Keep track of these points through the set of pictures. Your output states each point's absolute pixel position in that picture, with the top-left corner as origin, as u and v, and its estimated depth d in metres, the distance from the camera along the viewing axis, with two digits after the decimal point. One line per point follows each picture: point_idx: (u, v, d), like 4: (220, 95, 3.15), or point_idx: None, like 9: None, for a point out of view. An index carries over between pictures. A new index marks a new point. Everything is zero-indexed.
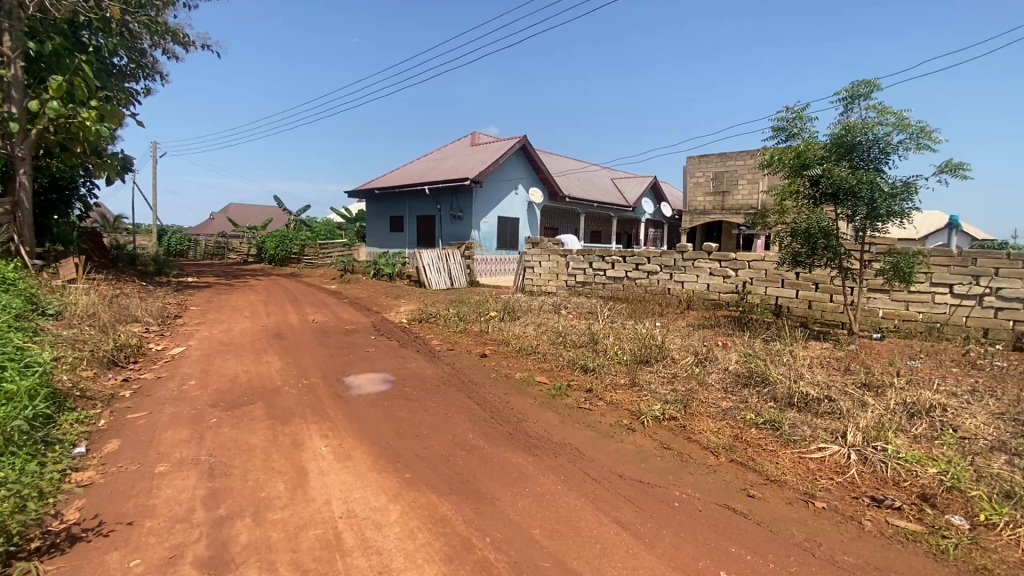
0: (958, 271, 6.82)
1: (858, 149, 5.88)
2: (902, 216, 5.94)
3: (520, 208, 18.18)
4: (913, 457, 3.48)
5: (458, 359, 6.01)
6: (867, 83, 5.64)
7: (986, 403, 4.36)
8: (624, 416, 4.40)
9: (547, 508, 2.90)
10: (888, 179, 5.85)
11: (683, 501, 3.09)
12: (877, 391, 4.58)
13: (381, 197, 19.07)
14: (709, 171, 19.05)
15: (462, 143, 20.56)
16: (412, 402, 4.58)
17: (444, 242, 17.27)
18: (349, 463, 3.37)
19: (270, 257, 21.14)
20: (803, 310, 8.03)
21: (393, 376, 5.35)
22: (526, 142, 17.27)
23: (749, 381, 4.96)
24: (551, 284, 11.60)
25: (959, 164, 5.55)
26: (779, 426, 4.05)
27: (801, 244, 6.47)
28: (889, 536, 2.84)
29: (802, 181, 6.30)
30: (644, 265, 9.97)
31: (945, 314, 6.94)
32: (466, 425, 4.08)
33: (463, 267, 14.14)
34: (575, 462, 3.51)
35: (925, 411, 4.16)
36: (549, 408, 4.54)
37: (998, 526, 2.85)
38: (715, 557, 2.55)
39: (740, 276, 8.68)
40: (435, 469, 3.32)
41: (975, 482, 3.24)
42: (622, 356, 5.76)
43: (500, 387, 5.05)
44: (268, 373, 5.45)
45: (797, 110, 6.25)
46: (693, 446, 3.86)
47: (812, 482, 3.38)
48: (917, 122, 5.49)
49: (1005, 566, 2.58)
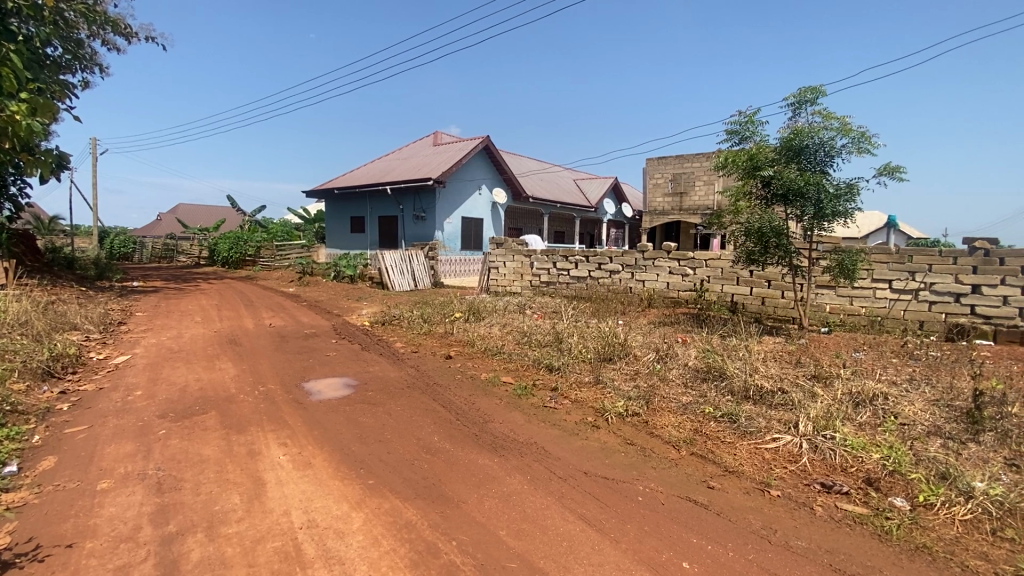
0: (897, 267, 7.25)
1: (805, 152, 6.16)
2: (845, 216, 6.27)
3: (484, 209, 18.15)
4: (858, 443, 3.68)
5: (422, 362, 5.94)
6: (813, 90, 5.92)
7: (923, 391, 4.65)
8: (588, 414, 4.46)
9: (514, 508, 2.90)
10: (833, 181, 6.16)
11: (647, 495, 3.15)
12: (826, 382, 4.82)
13: (341, 197, 18.62)
14: (668, 172, 19.56)
15: (424, 142, 20.30)
16: (375, 407, 4.48)
17: (407, 242, 17.00)
18: (309, 472, 3.27)
19: (223, 259, 20.32)
20: (757, 306, 8.37)
21: (355, 381, 5.22)
22: (488, 142, 17.26)
23: (707, 375, 5.13)
24: (516, 284, 11.63)
25: (897, 167, 5.90)
26: (736, 418, 4.20)
27: (754, 244, 6.72)
28: (838, 519, 2.99)
29: (754, 182, 6.55)
30: (606, 265, 10.13)
31: (885, 308, 7.38)
32: (431, 428, 4.03)
33: (426, 267, 14.02)
34: (540, 462, 3.51)
35: (868, 400, 4.40)
36: (515, 408, 4.54)
37: (936, 506, 3.05)
38: (677, 549, 2.61)
39: (697, 275, 8.96)
40: (399, 474, 3.26)
41: (915, 465, 3.44)
42: (586, 355, 5.82)
43: (465, 389, 5.03)
44: (222, 381, 5.21)
45: (749, 114, 6.51)
46: (655, 441, 3.94)
47: (767, 471, 3.52)
48: (859, 127, 5.80)
49: (942, 543, 2.76)
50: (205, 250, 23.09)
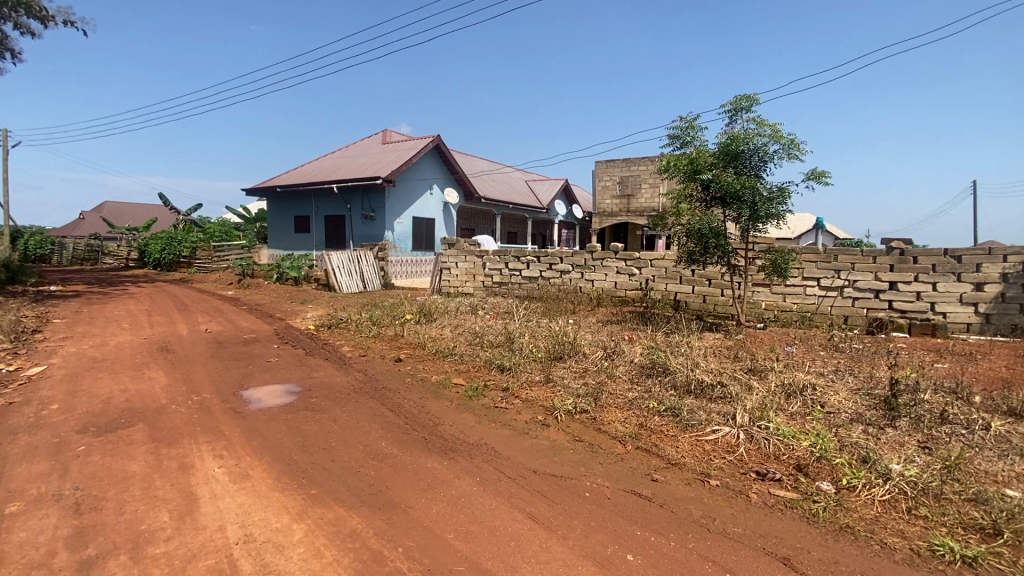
0: (824, 266, 7.76)
1: (741, 157, 6.49)
2: (778, 218, 6.65)
3: (435, 209, 17.96)
4: (789, 432, 3.91)
5: (370, 365, 5.80)
6: (748, 98, 6.24)
7: (846, 381, 5.01)
8: (538, 412, 4.50)
9: (462, 511, 2.88)
10: (766, 185, 6.52)
11: (594, 490, 3.22)
12: (761, 375, 5.09)
13: (285, 196, 17.88)
14: (616, 175, 20.08)
15: (373, 141, 19.82)
16: (319, 414, 4.33)
17: (355, 242, 16.54)
18: (247, 484, 3.11)
19: (154, 261, 19.03)
20: (699, 304, 8.72)
21: (298, 387, 5.03)
22: (439, 142, 17.11)
23: (652, 371, 5.30)
24: (467, 285, 11.58)
25: (822, 173, 6.32)
26: (678, 412, 4.36)
27: (695, 244, 6.99)
28: (771, 505, 3.17)
29: (694, 186, 6.82)
30: (557, 265, 10.27)
31: (814, 304, 7.89)
32: (378, 433, 3.93)
33: (375, 268, 13.72)
34: (490, 462, 3.51)
35: (799, 391, 4.68)
36: (465, 410, 4.51)
37: (857, 488, 3.29)
38: (622, 542, 2.67)
39: (643, 274, 9.25)
40: (344, 482, 3.17)
41: (839, 450, 3.69)
42: (536, 354, 5.87)
43: (415, 392, 4.95)
44: (151, 391, 4.88)
45: (689, 120, 6.78)
46: (603, 437, 4.03)
47: (707, 462, 3.68)
48: (789, 134, 6.17)
49: (862, 522, 2.98)
50: (134, 251, 21.54)
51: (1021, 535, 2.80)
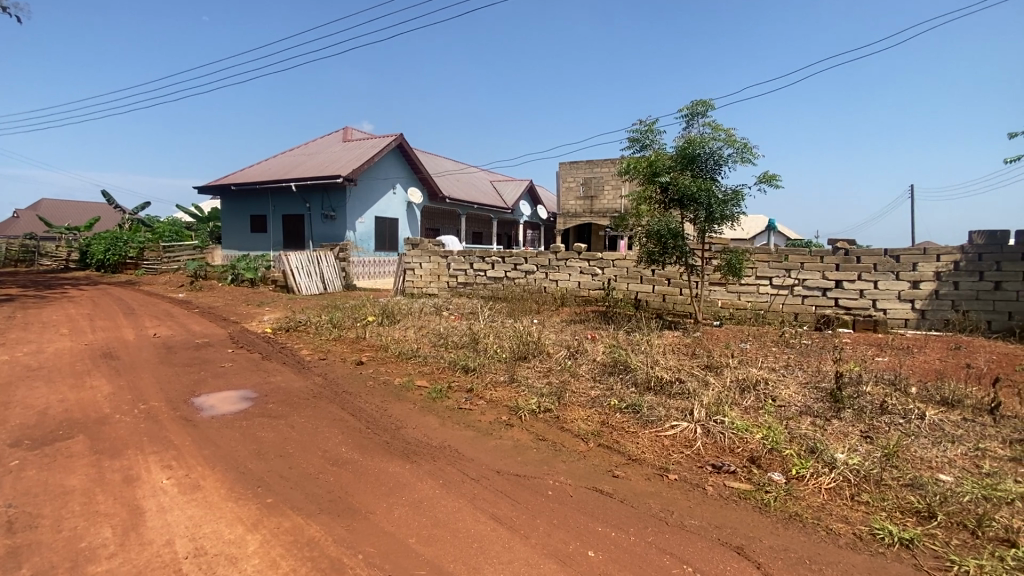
0: (776, 265, 8.11)
1: (698, 160, 6.70)
2: (732, 219, 6.90)
3: (399, 209, 17.72)
4: (743, 425, 4.07)
5: (330, 369, 5.67)
6: (703, 103, 6.45)
7: (796, 375, 5.25)
8: (502, 413, 4.51)
9: (424, 514, 2.85)
10: (721, 187, 6.76)
11: (556, 488, 3.25)
12: (717, 371, 5.27)
13: (240, 194, 17.24)
14: (579, 177, 20.34)
15: (334, 139, 19.36)
16: (276, 420, 4.20)
17: (315, 243, 16.11)
18: (197, 495, 2.98)
19: (97, 262, 17.97)
20: (659, 303, 8.94)
21: (254, 393, 4.86)
22: (402, 140, 16.89)
23: (614, 369, 5.41)
24: (431, 285, 11.48)
25: (773, 176, 6.61)
26: (639, 409, 4.46)
27: (654, 244, 7.17)
28: (725, 496, 3.29)
29: (653, 188, 7.00)
30: (522, 266, 10.32)
31: (767, 302, 8.22)
32: (338, 439, 3.85)
33: (336, 269, 13.41)
34: (453, 464, 3.50)
35: (752, 386, 4.87)
36: (428, 412, 4.47)
37: (805, 477, 3.46)
38: (584, 539, 2.71)
39: (606, 274, 9.41)
40: (301, 489, 3.08)
41: (789, 442, 3.86)
42: (501, 355, 5.88)
43: (377, 395, 4.87)
44: (93, 400, 4.61)
45: (648, 123, 6.95)
46: (565, 436, 4.08)
47: (666, 457, 3.78)
48: (742, 138, 6.41)
49: (809, 510, 3.14)
50: (74, 252, 20.27)
51: (952, 516, 3.00)
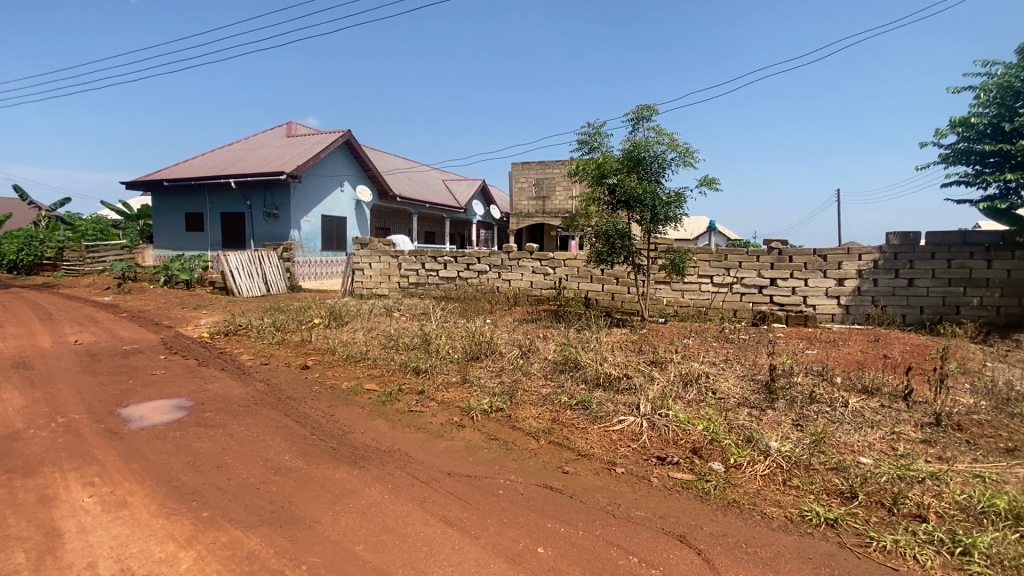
0: (716, 265, 8.50)
1: (644, 163, 6.93)
2: (675, 220, 7.18)
3: (347, 207, 17.24)
4: (686, 418, 4.24)
5: (274, 374, 5.44)
6: (648, 108, 6.67)
7: (735, 368, 5.54)
8: (454, 414, 4.49)
9: (372, 521, 2.79)
10: (665, 190, 7.02)
11: (507, 487, 3.27)
12: (662, 366, 5.47)
13: (174, 190, 16.23)
14: (531, 177, 20.51)
15: (277, 133, 18.57)
16: (214, 429, 3.99)
17: (257, 242, 15.41)
18: (124, 513, 2.79)
19: (8, 263, 16.37)
20: (608, 301, 9.17)
21: (189, 402, 4.59)
22: (350, 137, 16.45)
23: (566, 367, 5.50)
24: (382, 286, 11.24)
25: (712, 180, 6.92)
26: (588, 405, 4.56)
27: (602, 245, 7.34)
28: (669, 487, 3.42)
29: (602, 190, 7.17)
30: (474, 265, 10.30)
31: (708, 299, 8.61)
32: (281, 446, 3.70)
33: (280, 270, 12.88)
34: (403, 468, 3.45)
35: (695, 379, 5.09)
36: (378, 416, 4.38)
37: (742, 466, 3.65)
38: (534, 536, 2.74)
39: (557, 273, 9.55)
40: (241, 501, 2.95)
41: (728, 432, 4.06)
42: (453, 355, 5.85)
43: (323, 400, 4.71)
44: (2, 414, 4.20)
45: (596, 126, 7.11)
46: (517, 434, 4.10)
47: (614, 451, 3.88)
48: (684, 143, 6.68)
49: (746, 496, 3.32)
50: None
51: (871, 496, 3.25)
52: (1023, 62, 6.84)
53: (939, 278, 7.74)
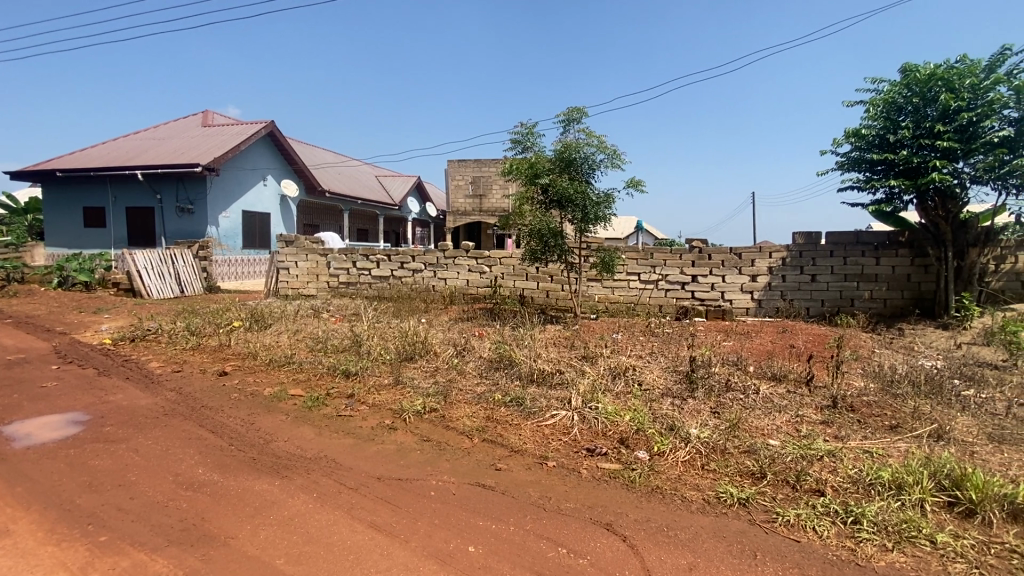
0: (643, 263, 8.90)
1: (575, 164, 7.11)
2: (605, 220, 7.43)
3: (271, 203, 16.34)
4: (614, 410, 4.41)
5: (188, 382, 5.07)
6: (578, 110, 6.85)
7: (660, 361, 5.83)
8: (386, 416, 4.39)
9: (295, 532, 2.68)
10: (595, 190, 7.25)
11: (439, 488, 3.24)
12: (593, 361, 5.65)
13: (69, 182, 14.63)
14: (468, 175, 20.40)
15: (191, 122, 17.24)
16: (116, 445, 3.65)
17: (169, 239, 14.24)
18: (4, 543, 2.49)
19: None
20: (542, 298, 9.34)
21: (87, 415, 4.17)
22: (273, 128, 15.59)
23: (500, 364, 5.54)
24: (310, 286, 10.76)
25: (638, 181, 7.23)
26: (522, 401, 4.63)
27: (536, 243, 7.45)
28: (598, 477, 3.54)
29: (535, 189, 7.29)
30: (408, 264, 10.12)
31: (637, 296, 9.00)
32: (194, 459, 3.46)
33: (195, 269, 12.00)
34: (329, 475, 3.33)
35: (623, 372, 5.31)
36: (303, 423, 4.19)
37: (665, 453, 3.85)
38: (465, 535, 2.75)
39: (493, 271, 9.59)
40: (147, 521, 2.72)
41: (653, 422, 4.27)
42: (385, 356, 5.72)
43: (243, 408, 4.44)
44: None
45: (529, 126, 7.21)
46: (450, 434, 4.08)
47: (546, 445, 3.97)
48: (612, 145, 6.92)
49: (668, 482, 3.50)
50: None
51: (778, 474, 3.54)
52: (905, 82, 7.64)
53: (837, 274, 8.56)
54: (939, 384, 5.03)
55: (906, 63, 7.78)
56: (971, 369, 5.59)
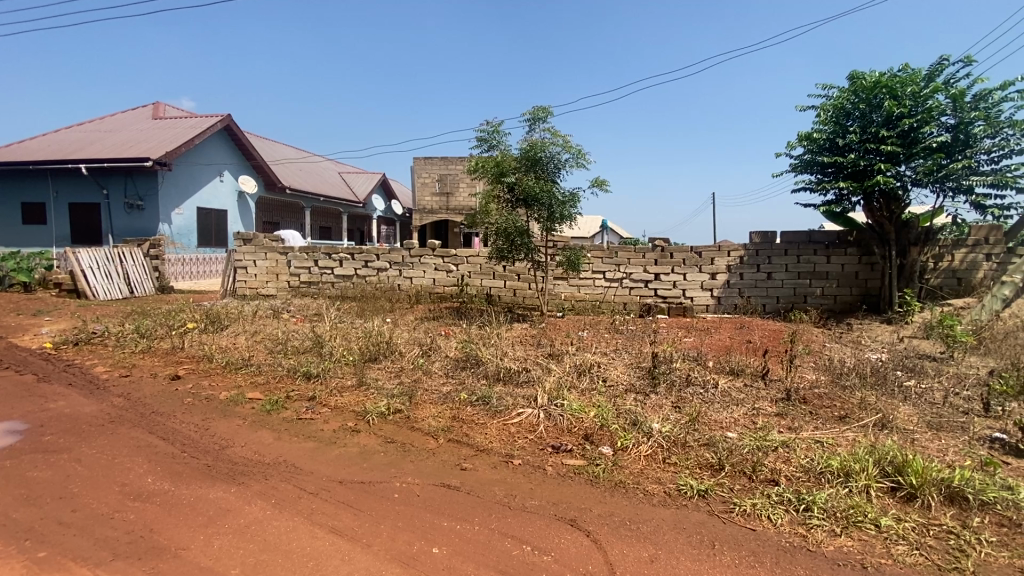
0: (608, 261, 9.04)
1: (541, 163, 7.15)
2: (570, 219, 7.51)
3: (228, 199, 15.76)
4: (579, 407, 4.46)
5: (137, 387, 4.83)
6: (544, 110, 6.88)
7: (624, 357, 5.94)
8: (348, 419, 4.30)
9: (251, 540, 2.60)
10: (561, 189, 7.31)
11: (403, 491, 3.21)
12: (558, 358, 5.70)
13: (4, 175, 13.69)
14: (434, 173, 20.21)
15: (141, 114, 16.42)
16: (56, 455, 3.44)
17: (117, 237, 13.54)
18: None
19: None
20: (509, 297, 9.37)
21: (24, 425, 3.91)
22: (230, 121, 15.03)
23: (466, 363, 5.52)
24: (270, 285, 10.43)
25: (603, 181, 7.33)
26: (488, 400, 4.62)
27: (503, 242, 7.45)
28: (563, 474, 3.58)
29: (501, 188, 7.29)
30: (373, 263, 9.95)
31: (602, 294, 9.13)
32: (144, 468, 3.30)
33: (146, 268, 11.45)
34: (288, 480, 3.24)
35: (588, 369, 5.39)
36: (261, 427, 4.06)
37: (628, 448, 3.92)
38: (429, 537, 2.72)
39: (460, 270, 9.54)
40: (91, 534, 2.58)
41: (617, 417, 4.34)
42: (349, 357, 5.60)
43: (197, 413, 4.27)
44: None
45: (495, 125, 7.20)
46: (415, 435, 4.04)
47: (512, 444, 3.98)
48: (577, 145, 6.99)
49: (631, 476, 3.57)
50: None
51: (735, 466, 3.66)
52: (853, 89, 8.02)
53: (791, 272, 8.92)
54: (883, 376, 5.32)
55: (854, 71, 8.16)
56: (912, 361, 5.92)
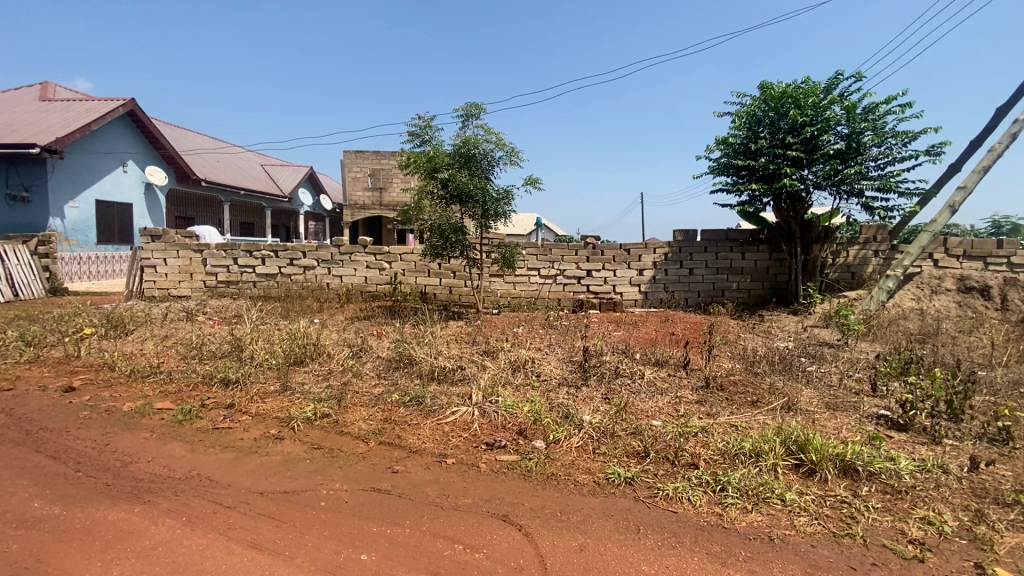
0: (542, 258, 9.20)
1: (474, 160, 7.14)
2: (505, 217, 7.56)
3: (133, 191, 14.41)
4: (513, 403, 4.52)
5: (22, 402, 4.31)
6: (477, 106, 6.86)
7: (557, 352, 6.07)
8: (271, 426, 4.08)
9: (158, 562, 2.40)
10: (495, 187, 7.34)
11: (330, 498, 3.09)
12: (493, 356, 5.73)
13: None
14: (366, 167, 19.56)
15: (26, 94, 14.62)
16: None
17: None
18: None
19: None
20: (445, 295, 9.29)
21: None
22: (133, 106, 13.73)
23: (399, 363, 5.42)
24: (183, 285, 9.67)
25: (535, 180, 7.43)
26: (421, 400, 4.56)
27: (436, 239, 7.36)
28: (496, 470, 3.61)
29: (434, 183, 7.19)
30: (299, 260, 9.50)
31: (537, 291, 9.28)
32: (29, 492, 2.95)
33: (33, 268, 10.24)
34: (202, 495, 3.03)
35: (522, 364, 5.46)
36: (172, 439, 3.76)
37: (560, 441, 4.01)
38: (358, 544, 2.65)
39: (393, 268, 9.32)
40: None
41: (549, 411, 4.43)
42: (273, 360, 5.32)
43: (95, 428, 3.88)
44: None
45: (427, 120, 7.08)
46: (344, 439, 3.91)
47: (445, 443, 3.95)
48: (510, 143, 7.04)
49: (562, 468, 3.66)
50: None
51: (659, 452, 3.86)
52: (763, 97, 8.67)
53: (710, 268, 9.50)
54: (789, 363, 5.81)
55: (764, 81, 8.80)
56: (813, 347, 6.52)
